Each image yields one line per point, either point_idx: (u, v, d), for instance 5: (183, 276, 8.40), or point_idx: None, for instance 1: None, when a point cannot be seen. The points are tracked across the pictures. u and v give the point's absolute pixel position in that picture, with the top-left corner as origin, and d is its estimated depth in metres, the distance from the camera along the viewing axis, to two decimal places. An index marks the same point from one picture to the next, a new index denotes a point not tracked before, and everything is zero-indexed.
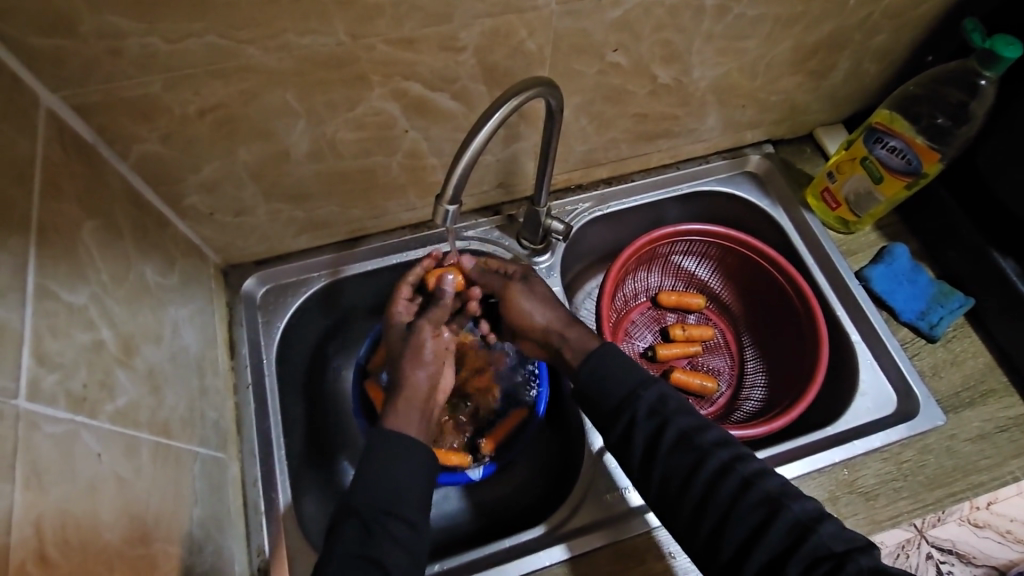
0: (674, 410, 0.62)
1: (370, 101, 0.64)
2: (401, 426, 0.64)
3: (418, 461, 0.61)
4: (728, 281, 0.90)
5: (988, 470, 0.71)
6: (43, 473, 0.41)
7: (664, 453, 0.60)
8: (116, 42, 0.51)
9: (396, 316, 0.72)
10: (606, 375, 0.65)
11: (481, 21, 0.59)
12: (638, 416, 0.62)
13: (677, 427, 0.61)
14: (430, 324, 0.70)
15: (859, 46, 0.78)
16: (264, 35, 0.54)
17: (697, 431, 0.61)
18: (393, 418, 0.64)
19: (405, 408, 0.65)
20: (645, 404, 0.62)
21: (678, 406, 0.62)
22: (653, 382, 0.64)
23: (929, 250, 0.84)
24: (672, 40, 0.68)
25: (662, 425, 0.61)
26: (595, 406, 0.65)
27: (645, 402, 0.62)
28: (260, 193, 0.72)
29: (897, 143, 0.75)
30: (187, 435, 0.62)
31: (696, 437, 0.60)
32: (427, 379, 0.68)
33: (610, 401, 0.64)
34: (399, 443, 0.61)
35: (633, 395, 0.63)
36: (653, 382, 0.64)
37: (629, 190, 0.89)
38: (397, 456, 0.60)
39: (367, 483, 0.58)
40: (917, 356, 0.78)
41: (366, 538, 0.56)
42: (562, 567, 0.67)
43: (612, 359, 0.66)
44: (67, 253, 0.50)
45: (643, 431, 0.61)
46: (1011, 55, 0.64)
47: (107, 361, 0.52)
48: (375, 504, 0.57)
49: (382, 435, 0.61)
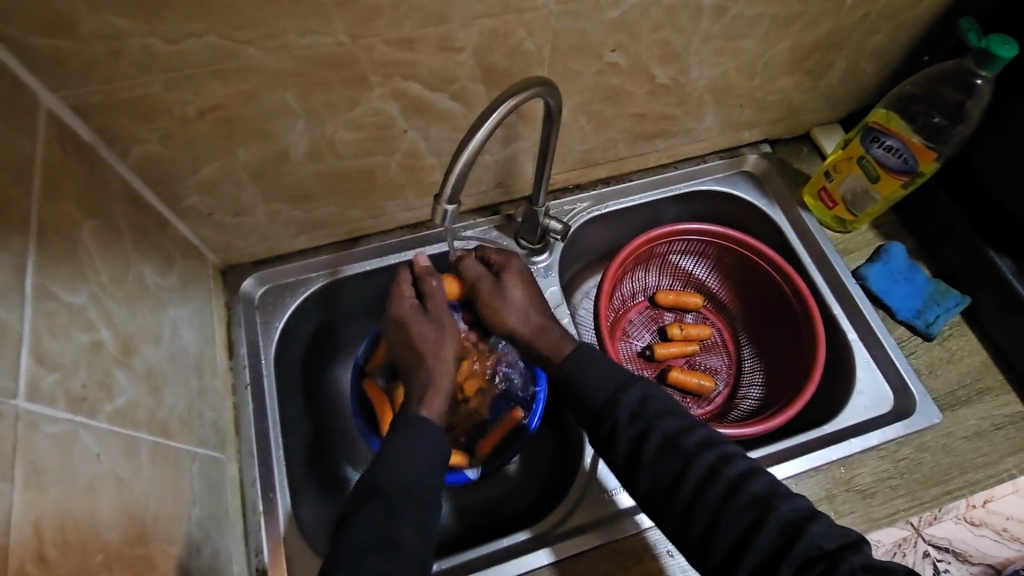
0: (655, 414, 0.62)
1: (370, 101, 0.64)
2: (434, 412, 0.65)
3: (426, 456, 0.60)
4: (725, 280, 0.91)
5: (985, 468, 0.72)
6: (43, 474, 0.41)
7: (649, 458, 0.60)
8: (116, 43, 0.51)
9: (401, 300, 0.71)
10: (590, 376, 0.65)
11: (480, 21, 0.59)
12: (620, 421, 0.62)
13: (660, 431, 0.61)
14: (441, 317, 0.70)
15: (856, 46, 0.78)
16: (264, 35, 0.54)
17: (681, 434, 0.61)
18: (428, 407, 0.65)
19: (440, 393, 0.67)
20: (629, 408, 0.63)
21: (661, 408, 0.62)
22: (634, 383, 0.64)
23: (926, 249, 0.85)
24: (670, 40, 0.68)
25: (643, 432, 0.61)
26: (581, 408, 0.65)
27: (625, 408, 0.63)
28: (259, 194, 0.72)
29: (894, 142, 0.76)
30: (186, 436, 0.62)
31: (681, 440, 0.60)
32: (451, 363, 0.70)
33: (596, 401, 0.64)
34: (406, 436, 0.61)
35: (614, 399, 0.63)
36: (633, 384, 0.64)
37: (627, 189, 0.89)
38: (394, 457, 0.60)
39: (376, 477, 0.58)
40: (913, 354, 0.79)
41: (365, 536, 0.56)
42: (558, 567, 0.67)
43: (593, 360, 0.66)
44: (66, 254, 0.50)
45: (626, 437, 0.62)
46: (1007, 55, 0.65)
47: (107, 361, 0.52)
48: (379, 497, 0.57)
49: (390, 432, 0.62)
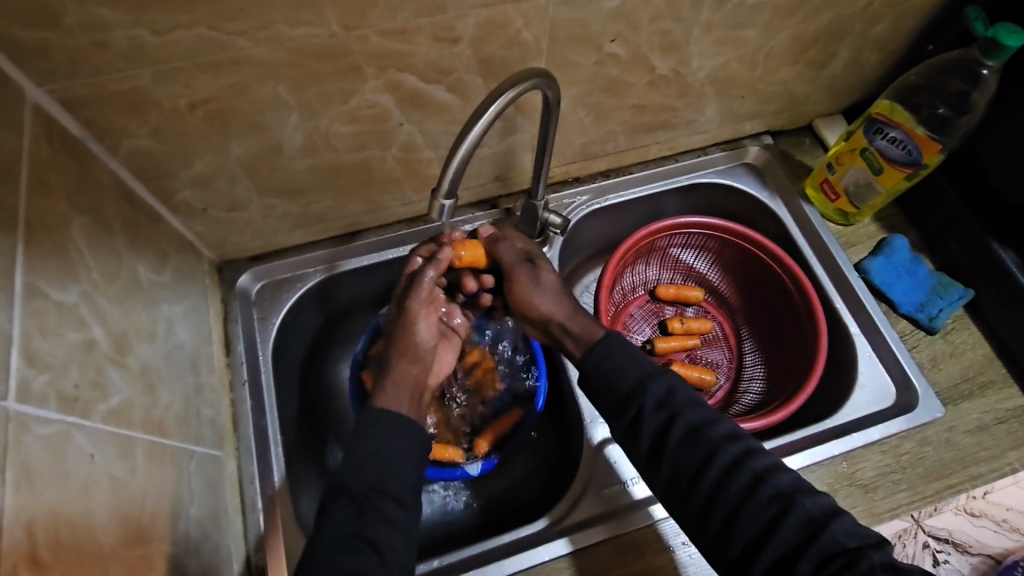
0: (682, 402, 0.60)
1: (364, 93, 0.63)
2: (389, 404, 0.61)
3: (409, 437, 0.59)
4: (726, 273, 0.90)
5: (987, 462, 0.71)
6: (33, 474, 0.41)
7: (672, 450, 0.59)
8: (102, 34, 0.50)
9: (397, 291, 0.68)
10: (614, 367, 0.63)
11: (477, 11, 0.58)
12: (646, 408, 0.60)
13: (687, 421, 0.59)
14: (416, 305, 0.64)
15: (860, 35, 0.77)
16: (254, 26, 0.53)
17: (707, 425, 0.59)
18: (382, 398, 0.61)
19: (400, 389, 0.63)
20: (655, 395, 0.61)
21: (687, 398, 0.61)
22: (660, 372, 0.62)
23: (929, 241, 0.84)
24: (671, 29, 0.67)
25: (669, 420, 0.60)
26: (602, 398, 0.63)
27: (652, 394, 0.61)
28: (254, 188, 0.71)
29: (897, 133, 0.75)
30: (181, 433, 0.62)
31: (705, 431, 0.59)
32: (417, 362, 0.65)
33: (620, 390, 0.62)
34: (392, 419, 0.59)
35: (641, 387, 0.61)
36: (659, 374, 0.62)
37: (627, 182, 0.88)
38: (391, 434, 0.58)
39: (358, 463, 0.56)
40: (916, 348, 0.78)
41: (358, 515, 0.54)
42: (564, 562, 0.67)
43: (620, 348, 0.64)
44: (55, 251, 0.49)
45: (652, 423, 0.60)
46: (1013, 45, 0.64)
47: (99, 360, 0.51)
48: (369, 480, 0.56)
49: (377, 414, 0.59)
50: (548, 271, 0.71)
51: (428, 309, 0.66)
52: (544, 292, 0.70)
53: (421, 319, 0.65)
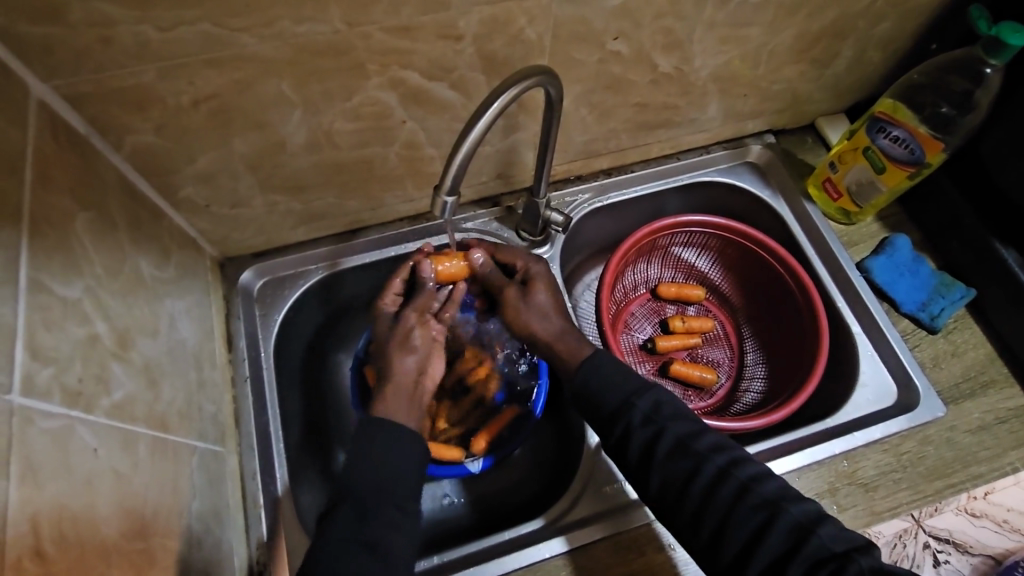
0: (669, 416, 0.61)
1: (367, 90, 0.63)
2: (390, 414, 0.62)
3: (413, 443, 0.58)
4: (727, 272, 0.90)
5: (988, 462, 0.71)
6: (38, 469, 0.41)
7: (659, 461, 0.59)
8: (107, 30, 0.50)
9: (383, 307, 0.70)
10: (603, 385, 0.63)
11: (480, 8, 0.58)
12: (633, 424, 0.61)
13: (673, 434, 0.60)
14: (415, 309, 0.68)
15: (864, 33, 0.77)
16: (258, 23, 0.53)
17: (691, 437, 0.59)
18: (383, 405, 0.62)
19: (393, 390, 0.64)
20: (641, 412, 0.61)
21: (673, 413, 0.61)
22: (645, 389, 0.63)
23: (931, 240, 0.84)
24: (674, 27, 0.67)
25: (657, 433, 0.60)
26: (591, 413, 0.63)
27: (639, 410, 0.61)
28: (256, 184, 0.71)
29: (900, 132, 0.75)
30: (185, 429, 0.62)
31: (691, 443, 0.59)
32: (414, 367, 0.66)
33: (607, 407, 0.62)
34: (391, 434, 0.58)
35: (628, 403, 0.62)
36: (646, 390, 0.63)
37: (629, 180, 0.88)
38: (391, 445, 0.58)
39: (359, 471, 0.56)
40: (917, 347, 0.78)
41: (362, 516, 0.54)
42: (562, 560, 0.67)
43: (607, 365, 0.64)
44: (59, 246, 0.49)
45: (639, 439, 0.60)
46: (1017, 43, 0.64)
47: (103, 355, 0.51)
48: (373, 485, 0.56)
49: (377, 432, 0.58)
50: (541, 290, 0.71)
51: (419, 316, 0.68)
52: (533, 312, 0.70)
53: (413, 328, 0.67)
